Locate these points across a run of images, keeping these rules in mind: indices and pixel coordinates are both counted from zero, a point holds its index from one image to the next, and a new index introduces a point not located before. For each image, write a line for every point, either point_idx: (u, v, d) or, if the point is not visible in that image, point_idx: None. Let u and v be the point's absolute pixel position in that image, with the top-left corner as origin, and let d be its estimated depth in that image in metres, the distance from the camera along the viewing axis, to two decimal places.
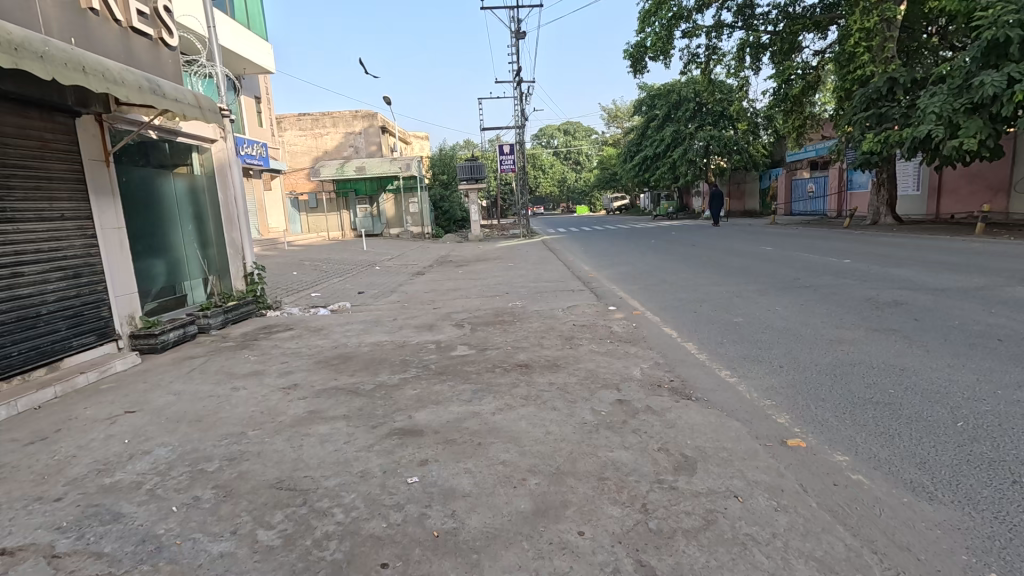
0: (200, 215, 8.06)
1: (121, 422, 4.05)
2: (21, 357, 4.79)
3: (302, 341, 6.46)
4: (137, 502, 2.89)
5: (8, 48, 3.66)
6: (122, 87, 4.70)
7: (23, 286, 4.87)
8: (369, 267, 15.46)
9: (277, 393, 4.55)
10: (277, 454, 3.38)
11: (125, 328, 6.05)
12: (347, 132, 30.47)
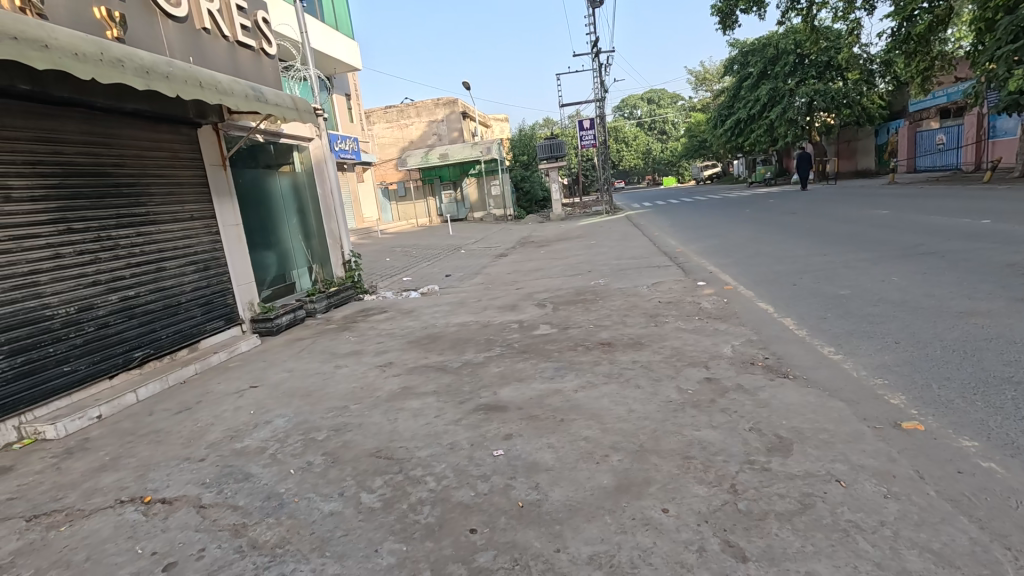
0: (303, 209, 8.82)
1: (246, 395, 4.62)
2: (169, 339, 5.60)
3: (396, 323, 6.89)
4: (262, 464, 3.30)
5: (141, 72, 4.20)
6: (232, 97, 5.22)
7: (167, 279, 5.66)
8: (455, 251, 15.99)
9: (374, 371, 4.93)
10: (375, 426, 3.68)
11: (246, 313, 6.83)
12: (430, 120, 31.46)
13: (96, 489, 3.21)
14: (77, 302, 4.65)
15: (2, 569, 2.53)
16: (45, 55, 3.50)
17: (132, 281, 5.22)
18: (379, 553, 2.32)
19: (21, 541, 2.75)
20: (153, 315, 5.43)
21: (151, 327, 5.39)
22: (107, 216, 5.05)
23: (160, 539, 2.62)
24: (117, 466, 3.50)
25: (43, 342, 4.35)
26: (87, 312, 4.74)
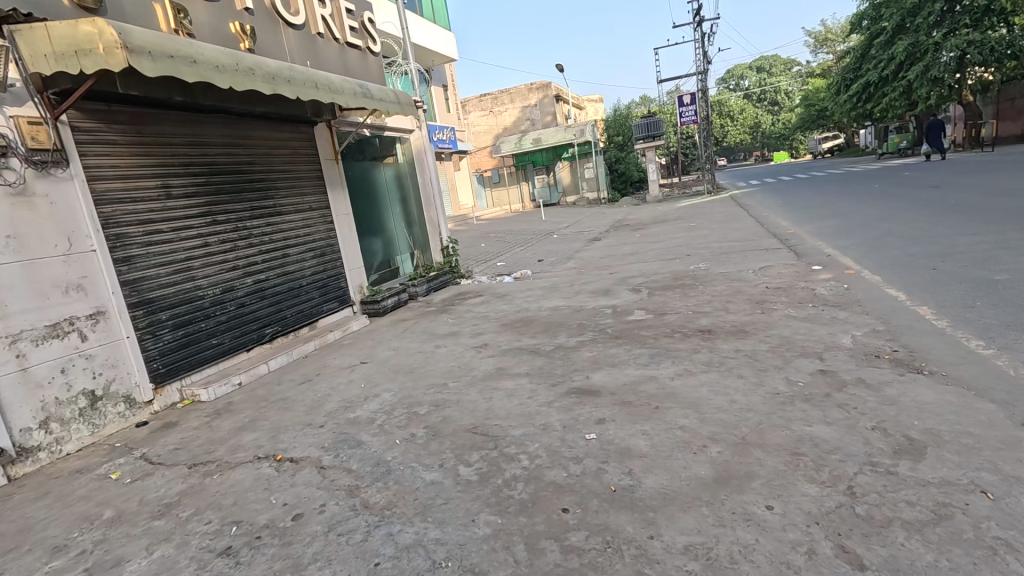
0: (405, 197, 9.33)
1: (358, 370, 5.06)
2: (293, 318, 6.26)
3: (490, 306, 7.11)
4: (372, 433, 3.61)
5: (268, 78, 4.68)
6: (343, 95, 5.64)
7: (291, 264, 6.32)
8: (548, 236, 16.02)
9: (471, 351, 5.15)
10: (472, 404, 3.86)
11: (357, 296, 7.44)
12: (523, 106, 31.58)
13: (239, 446, 3.73)
14: (221, 285, 5.35)
15: (172, 505, 3.04)
16: (195, 69, 4.01)
17: (263, 267, 5.88)
18: (476, 523, 2.45)
19: (184, 484, 3.28)
20: (280, 297, 6.09)
21: (279, 308, 6.06)
22: (243, 210, 5.72)
23: (289, 493, 2.99)
24: (255, 426, 4.03)
25: (197, 318, 5.08)
26: (229, 293, 5.44)
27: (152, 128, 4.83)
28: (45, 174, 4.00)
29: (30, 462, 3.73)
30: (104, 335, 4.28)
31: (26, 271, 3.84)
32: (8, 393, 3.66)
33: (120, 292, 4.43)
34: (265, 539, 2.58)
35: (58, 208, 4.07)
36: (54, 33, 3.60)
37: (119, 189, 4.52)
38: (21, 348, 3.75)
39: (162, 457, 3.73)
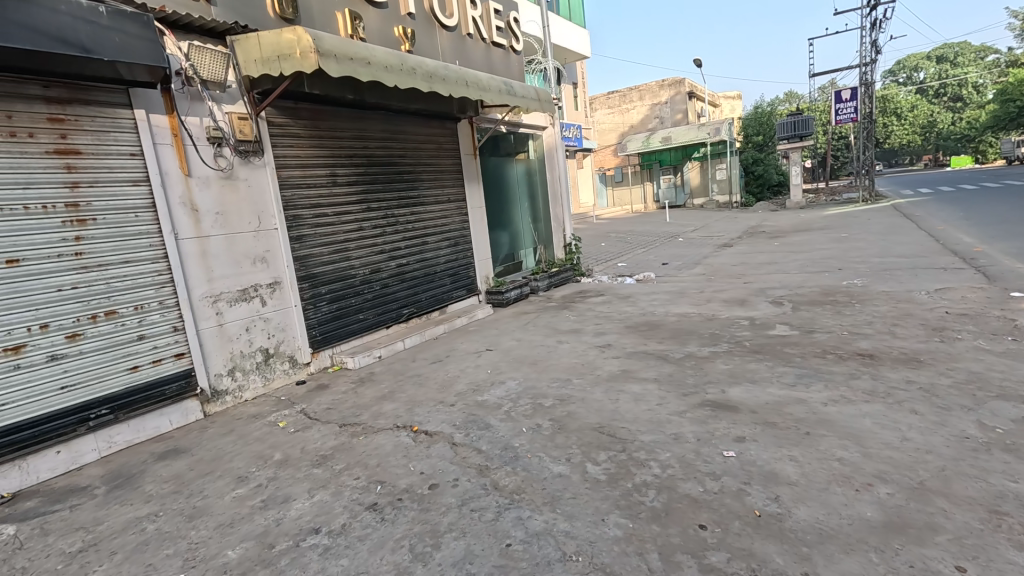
0: (534, 193, 9.52)
1: (484, 356, 5.28)
2: (427, 302, 6.71)
3: (613, 306, 6.99)
4: (499, 418, 3.74)
5: (427, 77, 5.02)
6: (489, 92, 5.89)
7: (428, 252, 6.76)
8: (673, 239, 15.31)
9: (594, 350, 5.10)
10: (598, 403, 3.82)
11: (483, 286, 7.77)
12: (653, 103, 30.46)
13: (381, 413, 4.09)
14: (370, 266, 5.89)
15: (327, 458, 3.42)
16: (368, 70, 4.43)
17: (405, 252, 6.37)
18: (606, 523, 2.42)
19: (337, 440, 3.68)
20: (417, 281, 6.56)
21: (415, 291, 6.53)
22: (393, 198, 6.24)
23: (425, 463, 3.21)
24: (394, 397, 4.39)
25: (349, 294, 5.65)
26: (376, 274, 5.97)
27: (326, 123, 5.45)
28: (246, 161, 4.70)
29: (220, 402, 4.45)
30: (278, 302, 4.95)
31: (227, 243, 4.55)
32: (208, 342, 4.39)
33: (293, 266, 5.08)
34: (406, 502, 2.79)
35: (253, 190, 4.76)
36: (263, 41, 4.22)
37: (297, 176, 5.17)
38: (219, 307, 4.47)
39: (318, 414, 4.22)
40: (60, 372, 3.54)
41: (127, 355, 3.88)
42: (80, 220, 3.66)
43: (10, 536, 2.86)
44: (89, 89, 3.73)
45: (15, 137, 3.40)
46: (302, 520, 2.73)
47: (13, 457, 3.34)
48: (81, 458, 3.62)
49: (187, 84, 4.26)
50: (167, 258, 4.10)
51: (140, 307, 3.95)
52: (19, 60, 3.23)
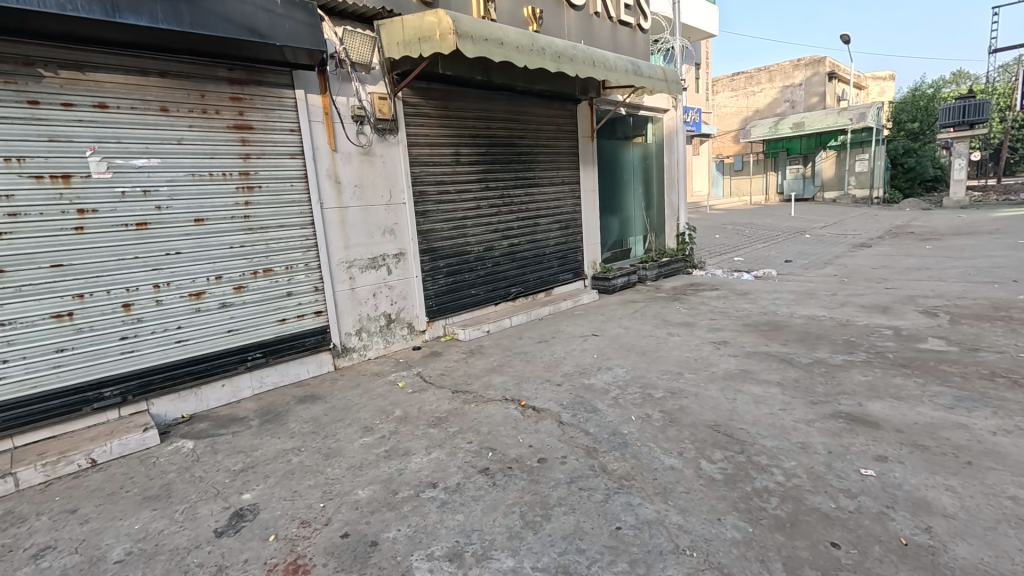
0: (648, 179, 9.20)
1: (590, 341, 5.26)
2: (534, 282, 6.81)
3: (729, 302, 6.57)
4: (607, 403, 3.71)
5: (555, 57, 5.00)
6: (616, 72, 5.74)
7: (539, 233, 6.83)
8: (798, 235, 13.96)
9: (709, 346, 4.85)
10: (713, 400, 3.64)
11: (589, 271, 7.71)
12: (785, 86, 27.76)
13: (490, 384, 4.26)
14: (484, 243, 6.09)
15: (442, 420, 3.64)
16: (501, 50, 4.51)
17: (517, 232, 6.50)
18: (722, 523, 2.32)
19: (450, 405, 3.90)
20: (526, 262, 6.67)
21: (524, 271, 6.65)
22: (509, 179, 6.36)
23: (533, 437, 3.29)
24: (502, 371, 4.54)
25: (463, 269, 5.90)
26: (489, 252, 6.16)
27: (455, 103, 5.67)
28: (383, 139, 5.05)
29: (348, 358, 4.92)
30: (401, 272, 5.31)
31: (363, 214, 4.96)
32: (342, 303, 4.85)
33: (416, 239, 5.41)
34: (516, 471, 2.89)
35: (387, 166, 5.12)
36: (407, 24, 4.49)
37: (426, 154, 5.46)
38: (353, 272, 4.91)
39: (433, 378, 4.50)
40: (228, 318, 4.12)
41: (278, 309, 4.41)
42: (249, 187, 4.18)
43: (189, 449, 3.41)
44: (262, 71, 4.21)
45: (206, 113, 3.95)
46: (421, 473, 2.94)
47: (191, 385, 3.96)
48: (239, 393, 4.22)
49: (338, 66, 4.65)
50: (313, 224, 4.57)
51: (290, 267, 4.45)
52: (212, 46, 3.74)
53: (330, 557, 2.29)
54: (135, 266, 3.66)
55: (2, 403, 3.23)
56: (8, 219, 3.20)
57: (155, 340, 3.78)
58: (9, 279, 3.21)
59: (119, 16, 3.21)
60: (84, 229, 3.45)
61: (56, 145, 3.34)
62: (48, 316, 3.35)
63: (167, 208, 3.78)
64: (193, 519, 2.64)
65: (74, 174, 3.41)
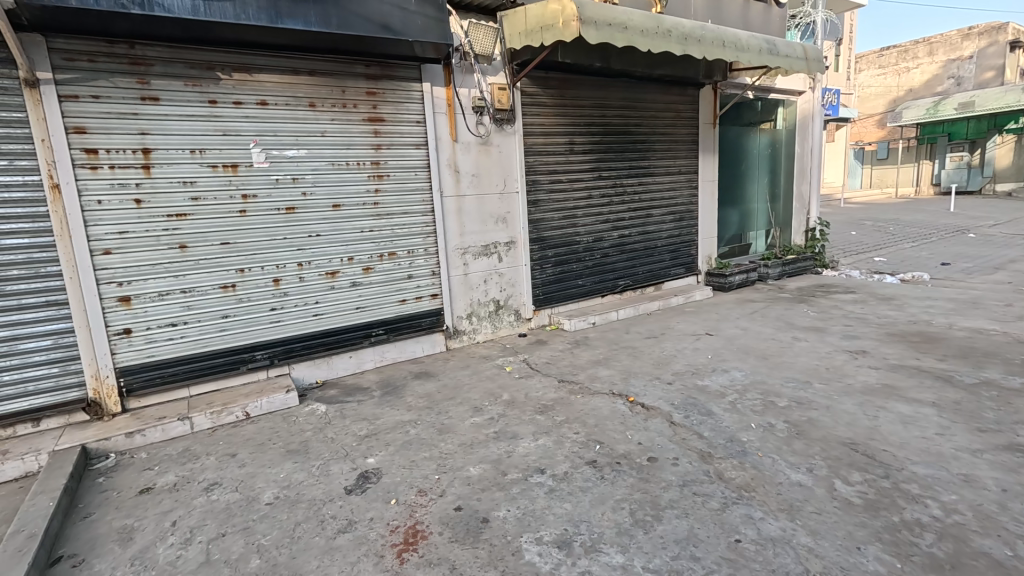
0: (776, 169, 8.43)
1: (703, 340, 4.98)
2: (643, 276, 6.58)
3: (868, 308, 5.85)
4: (723, 407, 3.50)
5: (681, 39, 4.74)
6: (747, 52, 5.30)
7: (652, 225, 6.57)
8: (959, 234, 11.99)
9: (843, 355, 4.36)
10: (848, 416, 3.28)
11: (704, 266, 7.28)
12: (950, 59, 23.81)
13: (596, 376, 4.22)
14: (594, 234, 6.00)
15: (548, 407, 3.68)
16: (624, 35, 4.37)
17: (628, 223, 6.32)
18: (862, 553, 2.09)
19: (556, 394, 3.92)
20: (636, 254, 6.46)
21: (634, 263, 6.45)
22: (623, 168, 6.18)
23: (643, 434, 3.19)
24: (609, 364, 4.47)
25: (572, 259, 5.88)
26: (598, 242, 6.06)
27: (571, 92, 5.61)
28: (500, 129, 5.16)
29: (458, 340, 5.15)
30: (512, 259, 5.42)
31: (479, 202, 5.13)
32: (455, 288, 5.07)
33: (527, 227, 5.47)
34: (624, 467, 2.84)
35: (503, 155, 5.22)
36: (530, 14, 4.53)
37: (541, 143, 5.49)
38: (467, 258, 5.11)
39: (539, 365, 4.56)
40: (357, 296, 4.50)
41: (400, 290, 4.72)
42: (379, 175, 4.50)
43: (323, 412, 3.79)
44: (394, 66, 4.49)
45: (346, 107, 4.30)
46: (529, 458, 3.00)
47: (324, 354, 4.40)
48: (363, 365, 4.61)
49: (463, 59, 4.82)
50: (433, 211, 4.82)
51: (412, 251, 4.75)
52: (353, 44, 4.06)
53: (444, 528, 2.42)
54: (284, 245, 4.13)
55: (182, 358, 3.83)
56: (191, 202, 3.76)
57: (297, 312, 4.25)
58: (190, 254, 3.78)
59: (280, 21, 3.60)
60: (246, 212, 3.96)
61: (228, 138, 3.85)
62: (217, 286, 3.90)
63: (311, 194, 4.20)
64: (327, 474, 2.95)
65: (241, 164, 3.91)
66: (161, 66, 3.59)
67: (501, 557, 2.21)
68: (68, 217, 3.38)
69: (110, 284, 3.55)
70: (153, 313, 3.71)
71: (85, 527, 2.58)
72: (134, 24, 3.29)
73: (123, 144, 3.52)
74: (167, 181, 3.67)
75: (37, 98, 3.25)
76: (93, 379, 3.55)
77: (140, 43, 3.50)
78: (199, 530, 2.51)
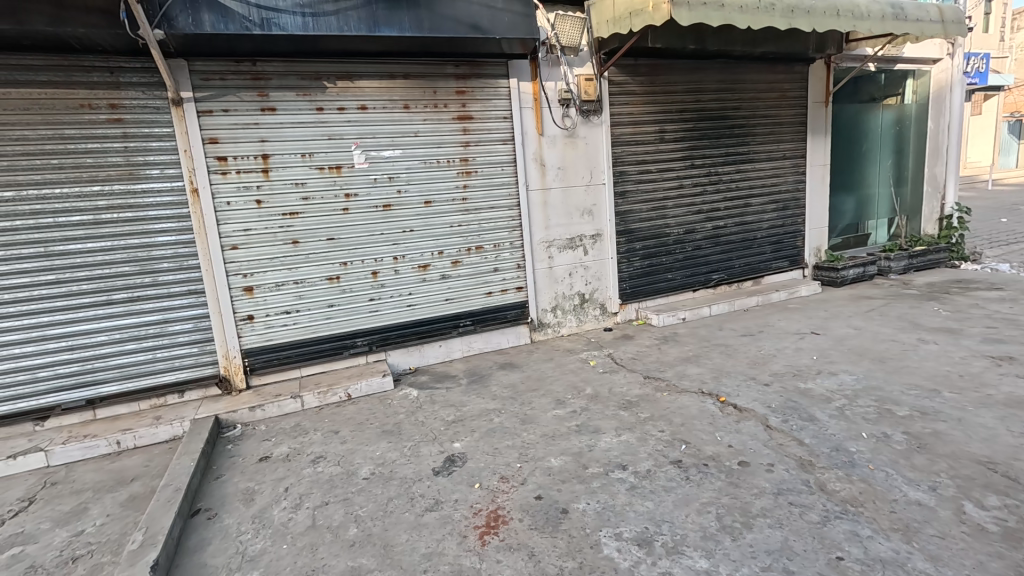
0: (903, 150, 7.48)
1: (808, 339, 4.58)
2: (741, 270, 6.18)
3: (1019, 307, 5.02)
4: (828, 413, 3.21)
5: (787, 12, 4.36)
6: (867, 20, 4.75)
7: (750, 214, 6.14)
8: None
9: (982, 361, 3.79)
10: (986, 431, 2.85)
11: (811, 258, 6.67)
12: None
13: (685, 374, 4.05)
14: (686, 226, 5.74)
15: (632, 403, 3.60)
16: (721, 13, 4.10)
17: (724, 213, 5.96)
18: None
19: (642, 390, 3.83)
20: (733, 246, 6.08)
21: (729, 256, 6.07)
22: (719, 155, 5.83)
23: (734, 436, 3.02)
24: (699, 362, 4.27)
25: (661, 252, 5.67)
26: (690, 234, 5.79)
27: (663, 78, 5.39)
28: (587, 120, 5.10)
29: (543, 333, 5.20)
30: (597, 252, 5.35)
31: (565, 195, 5.11)
32: (540, 281, 5.11)
33: (614, 220, 5.37)
34: (712, 469, 2.71)
35: (589, 147, 5.16)
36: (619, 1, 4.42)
37: (629, 133, 5.34)
38: (552, 252, 5.12)
39: (624, 360, 4.48)
40: (447, 288, 4.70)
41: (486, 283, 4.86)
42: (467, 171, 4.65)
43: (414, 397, 4.03)
44: (483, 64, 4.60)
45: (437, 108, 4.49)
46: (611, 453, 2.96)
47: (417, 343, 4.66)
48: (451, 354, 4.82)
49: (549, 52, 4.82)
50: (518, 205, 4.90)
51: (498, 245, 4.86)
52: (443, 46, 4.22)
53: (524, 515, 2.48)
54: (381, 240, 4.42)
55: (294, 342, 4.26)
56: (302, 201, 4.15)
57: (393, 303, 4.54)
58: (301, 248, 4.18)
59: (378, 29, 3.84)
60: (348, 209, 4.29)
61: (332, 142, 4.19)
62: (324, 278, 4.28)
63: (405, 192, 4.45)
64: (417, 456, 3.13)
65: (343, 165, 4.24)
66: (277, 79, 3.99)
67: (579, 549, 2.22)
68: (205, 217, 3.88)
69: (237, 275, 4.03)
70: (271, 301, 4.16)
71: (218, 486, 2.98)
72: (256, 43, 3.69)
73: (247, 151, 3.97)
74: (283, 183, 4.08)
75: (181, 114, 3.76)
76: (225, 358, 4.06)
77: (261, 60, 3.93)
78: (307, 497, 2.80)
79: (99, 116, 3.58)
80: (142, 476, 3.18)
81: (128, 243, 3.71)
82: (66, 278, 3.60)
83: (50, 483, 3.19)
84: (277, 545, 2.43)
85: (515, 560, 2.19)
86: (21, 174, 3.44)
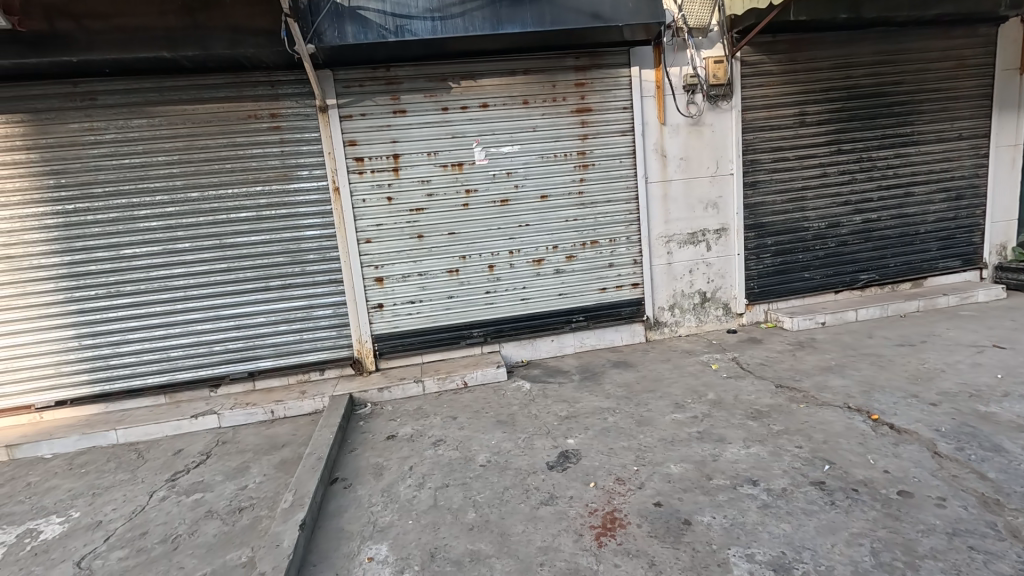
0: None
1: (988, 354, 3.85)
2: (897, 269, 5.37)
3: None
4: (1021, 445, 2.66)
5: None
6: None
7: (911, 205, 5.30)
8: None
9: None
10: None
11: (993, 257, 5.60)
12: None
13: (826, 385, 3.61)
14: (828, 219, 5.12)
15: (762, 414, 3.30)
16: None
17: (877, 204, 5.21)
18: None
19: (773, 399, 3.49)
20: (887, 242, 5.30)
21: (882, 253, 5.31)
22: (873, 138, 5.11)
23: (891, 461, 2.63)
24: (844, 373, 3.79)
25: (797, 249, 5.12)
26: (834, 228, 5.15)
27: (805, 54, 4.84)
28: (714, 106, 4.75)
29: (659, 332, 4.97)
30: (722, 248, 4.98)
31: (687, 187, 4.83)
32: (658, 278, 4.89)
33: (742, 213, 4.95)
34: (864, 496, 2.39)
35: (716, 135, 4.81)
36: None
37: (763, 118, 4.87)
38: (671, 247, 4.87)
39: (751, 366, 4.12)
40: (560, 283, 4.69)
41: (601, 278, 4.76)
42: (585, 165, 4.58)
43: (527, 390, 4.08)
44: (603, 54, 4.49)
45: (556, 101, 4.47)
46: (739, 466, 2.74)
47: (530, 336, 4.72)
48: (563, 349, 4.80)
49: (675, 36, 4.55)
50: (637, 199, 4.72)
51: (614, 239, 4.73)
52: (564, 39, 4.18)
53: (643, 521, 2.38)
54: (497, 234, 4.53)
55: (417, 330, 4.54)
56: (427, 197, 4.38)
57: (507, 296, 4.63)
58: (425, 242, 4.43)
59: (501, 27, 3.91)
60: (468, 205, 4.45)
61: (456, 140, 4.37)
62: (445, 270, 4.50)
63: (522, 186, 4.51)
64: (531, 449, 3.16)
65: (465, 162, 4.40)
66: (408, 83, 4.24)
67: (705, 565, 2.08)
68: (344, 213, 4.26)
69: (370, 267, 4.38)
70: (398, 291, 4.46)
71: (351, 459, 3.26)
72: (390, 50, 3.94)
73: (380, 151, 4.28)
74: (410, 181, 4.34)
75: (326, 120, 4.16)
76: (358, 342, 4.44)
77: (394, 66, 4.20)
78: (429, 478, 2.96)
79: (262, 125, 4.09)
80: (291, 443, 3.60)
81: (282, 236, 4.21)
82: (235, 266, 4.17)
83: (221, 441, 3.74)
84: (403, 519, 2.60)
85: (634, 567, 2.11)
86: (202, 177, 4.05)
